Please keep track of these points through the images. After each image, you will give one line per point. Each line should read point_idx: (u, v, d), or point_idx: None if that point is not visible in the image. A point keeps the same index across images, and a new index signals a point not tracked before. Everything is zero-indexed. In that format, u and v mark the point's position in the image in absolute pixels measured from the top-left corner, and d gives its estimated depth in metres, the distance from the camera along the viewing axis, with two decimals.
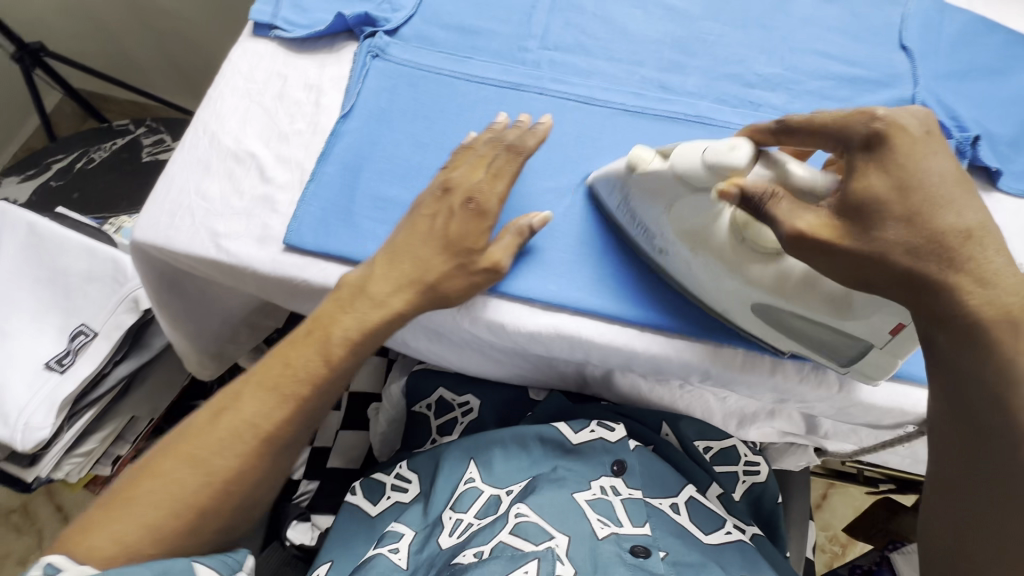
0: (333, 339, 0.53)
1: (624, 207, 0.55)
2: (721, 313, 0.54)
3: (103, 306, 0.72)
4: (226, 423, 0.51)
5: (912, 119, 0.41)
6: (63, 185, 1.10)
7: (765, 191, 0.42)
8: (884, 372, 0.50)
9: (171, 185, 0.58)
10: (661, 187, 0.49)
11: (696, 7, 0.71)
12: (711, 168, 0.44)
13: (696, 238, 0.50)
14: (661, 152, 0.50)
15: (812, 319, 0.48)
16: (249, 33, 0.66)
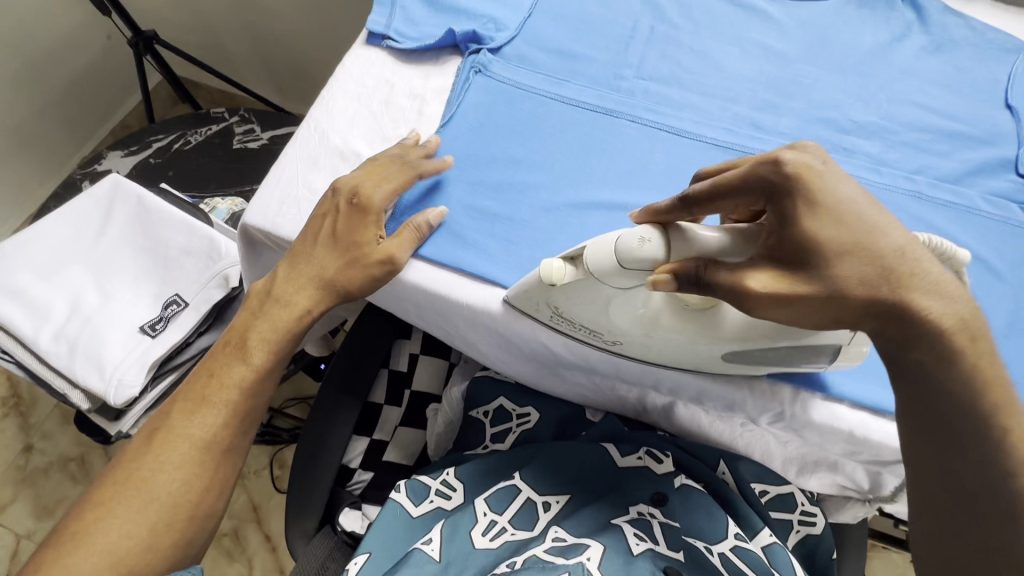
0: (251, 339, 0.57)
1: (557, 318, 0.54)
2: (696, 370, 0.54)
3: (196, 280, 0.78)
4: (165, 440, 0.54)
5: (812, 159, 0.45)
6: (161, 163, 1.18)
7: (697, 268, 0.45)
8: (857, 355, 0.52)
9: (282, 175, 0.62)
10: (590, 296, 0.50)
11: (793, 49, 0.71)
12: (632, 266, 0.46)
13: (648, 325, 0.50)
14: (568, 258, 0.50)
15: (772, 349, 0.49)
16: (363, 40, 0.71)
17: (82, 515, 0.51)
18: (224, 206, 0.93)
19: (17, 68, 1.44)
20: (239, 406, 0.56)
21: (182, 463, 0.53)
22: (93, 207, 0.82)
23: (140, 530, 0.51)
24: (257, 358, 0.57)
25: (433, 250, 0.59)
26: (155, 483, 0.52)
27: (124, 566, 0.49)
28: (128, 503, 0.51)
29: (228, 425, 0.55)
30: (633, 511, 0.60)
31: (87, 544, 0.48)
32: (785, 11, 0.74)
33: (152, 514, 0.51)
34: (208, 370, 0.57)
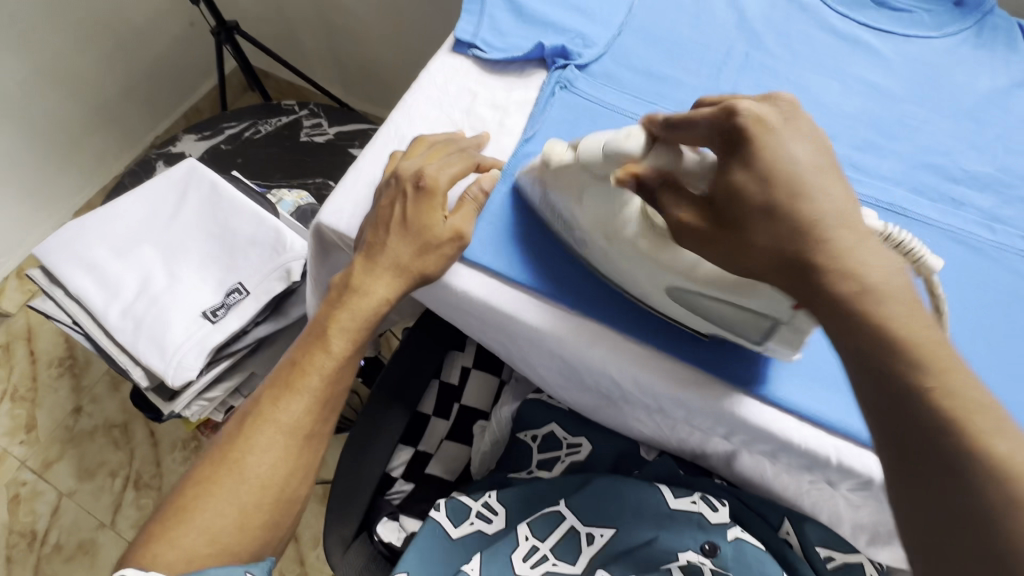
0: (332, 330, 0.56)
1: (546, 201, 0.56)
2: (640, 297, 0.53)
3: (259, 270, 0.78)
4: (254, 424, 0.54)
5: (772, 112, 0.42)
6: (231, 149, 1.22)
7: (656, 183, 0.45)
8: (793, 347, 0.49)
9: (359, 177, 0.61)
10: (572, 180, 0.51)
11: (900, 87, 0.67)
12: (609, 156, 0.47)
13: (609, 229, 0.50)
14: (572, 144, 0.52)
15: (722, 300, 0.48)
16: (449, 47, 0.70)
17: (185, 492, 0.53)
18: (290, 199, 0.94)
19: (106, 48, 1.52)
20: (324, 393, 0.56)
21: (274, 448, 0.54)
22: (168, 190, 0.84)
23: (236, 510, 0.52)
24: (340, 364, 0.56)
25: (507, 267, 0.57)
26: (246, 465, 0.53)
27: (220, 545, 0.51)
28: (225, 488, 0.52)
29: (311, 417, 0.55)
30: (683, 559, 0.57)
31: (190, 525, 0.51)
32: (893, 46, 0.70)
33: (244, 496, 0.52)
34: (292, 360, 0.56)
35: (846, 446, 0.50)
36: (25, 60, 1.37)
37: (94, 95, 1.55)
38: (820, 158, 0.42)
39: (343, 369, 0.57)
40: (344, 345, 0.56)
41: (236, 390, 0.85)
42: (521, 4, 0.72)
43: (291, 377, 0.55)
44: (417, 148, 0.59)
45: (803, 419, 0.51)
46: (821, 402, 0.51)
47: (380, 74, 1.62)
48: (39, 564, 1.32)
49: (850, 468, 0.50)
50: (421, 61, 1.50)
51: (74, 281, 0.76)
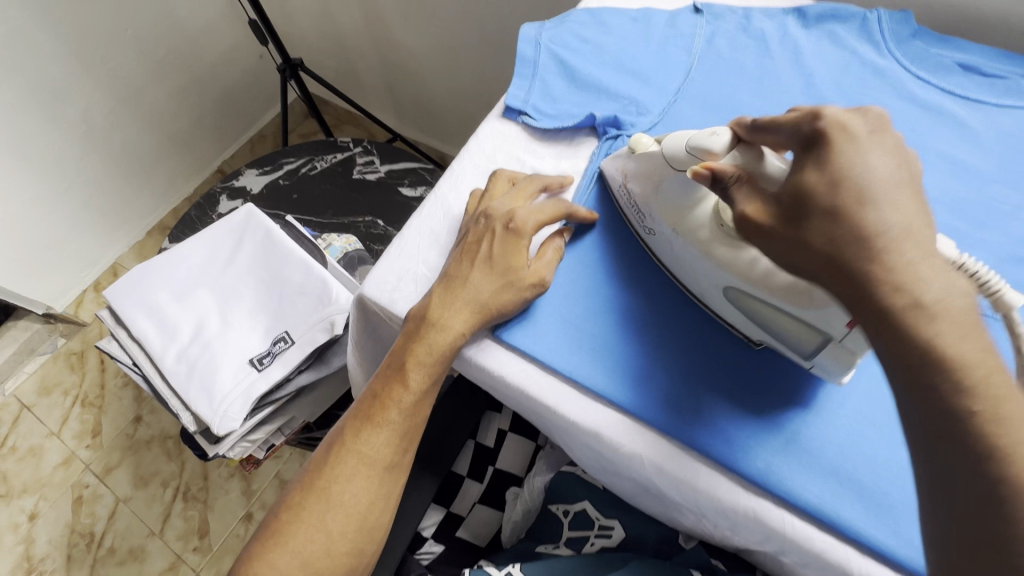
0: (373, 412, 0.55)
1: (625, 194, 0.58)
2: (698, 296, 0.55)
3: (305, 319, 0.80)
4: (339, 454, 0.55)
5: (857, 122, 0.40)
6: (288, 184, 1.27)
7: (733, 175, 0.45)
8: (846, 369, 0.47)
9: (404, 249, 0.61)
10: (652, 168, 0.54)
11: (990, 166, 0.61)
12: (694, 150, 0.49)
13: (678, 216, 0.52)
14: (658, 139, 0.56)
15: (771, 304, 0.47)
16: (499, 112, 0.70)
17: (280, 515, 0.55)
18: (339, 244, 0.97)
19: (185, 82, 1.63)
20: (403, 427, 0.56)
21: (357, 478, 0.54)
22: (227, 236, 0.88)
23: (321, 535, 0.53)
24: (418, 399, 0.56)
25: (548, 354, 0.55)
26: (332, 494, 0.54)
27: (311, 567, 0.53)
28: (313, 520, 0.54)
29: (391, 449, 0.55)
30: None
31: (286, 551, 0.53)
32: (982, 118, 0.64)
33: (332, 524, 0.54)
34: (373, 392, 0.57)
35: None
36: (113, 95, 1.48)
37: (170, 126, 1.66)
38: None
39: (422, 405, 0.56)
40: (420, 380, 0.55)
41: (278, 429, 0.87)
42: (575, 69, 0.71)
43: (372, 409, 0.56)
44: (498, 186, 0.61)
45: (865, 551, 0.46)
46: (890, 533, 0.46)
47: (433, 107, 1.66)
48: (94, 565, 1.41)
49: None
50: (473, 97, 1.53)
51: (137, 323, 0.81)
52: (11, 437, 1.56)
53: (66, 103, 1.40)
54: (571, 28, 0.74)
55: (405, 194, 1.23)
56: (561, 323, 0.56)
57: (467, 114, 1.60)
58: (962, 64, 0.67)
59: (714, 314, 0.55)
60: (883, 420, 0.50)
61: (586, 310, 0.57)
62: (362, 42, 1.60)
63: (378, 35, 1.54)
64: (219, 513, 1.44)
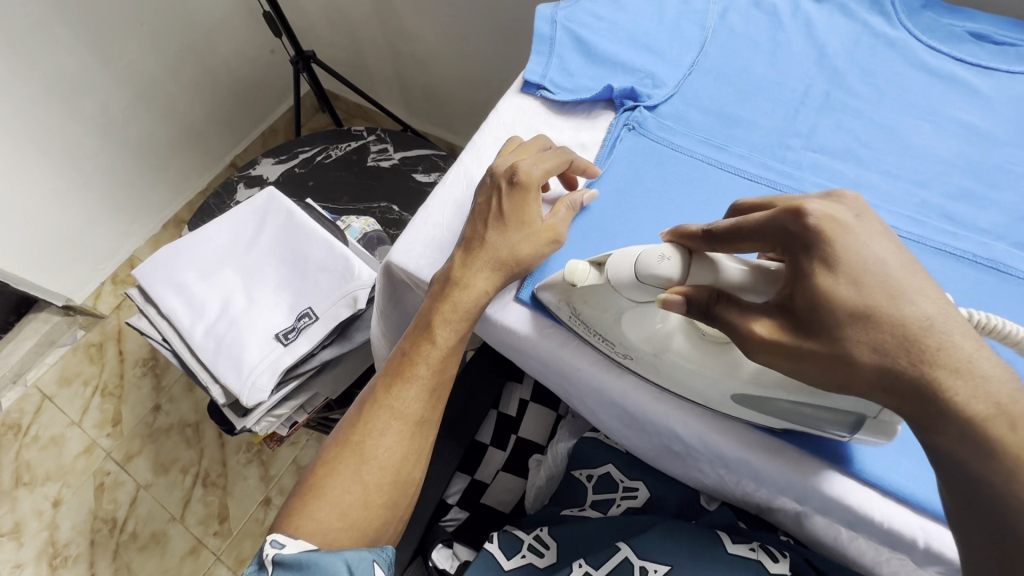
0: (403, 373, 0.57)
1: (576, 318, 0.54)
2: (700, 404, 0.52)
3: (328, 295, 0.83)
4: (371, 410, 0.57)
5: (840, 210, 0.41)
6: (304, 172, 1.29)
7: (708, 295, 0.43)
8: (884, 440, 0.47)
9: (428, 218, 0.63)
10: (603, 301, 0.50)
11: (1003, 129, 0.62)
12: (648, 280, 0.46)
13: (659, 344, 0.50)
14: (595, 262, 0.50)
15: (792, 401, 0.46)
16: (518, 88, 0.72)
17: (316, 472, 0.57)
18: (358, 225, 0.99)
19: (199, 75, 1.66)
20: (432, 382, 0.58)
21: (389, 432, 0.56)
22: (250, 217, 0.90)
23: (358, 487, 0.55)
24: (445, 355, 0.58)
25: None
26: (366, 448, 0.56)
27: (349, 519, 0.55)
28: (348, 472, 0.55)
29: (421, 404, 0.57)
30: None
31: (324, 502, 0.54)
32: (994, 84, 0.65)
33: (367, 477, 0.55)
34: (401, 351, 0.59)
35: (934, 526, 0.46)
36: (130, 89, 1.51)
37: (184, 120, 1.69)
38: (882, 250, 0.41)
39: (449, 360, 0.58)
40: (447, 336, 0.57)
41: (301, 406, 0.90)
42: (591, 44, 0.72)
43: (400, 365, 0.58)
44: (507, 148, 0.63)
45: (886, 494, 0.47)
46: (907, 478, 0.47)
47: (443, 98, 1.68)
48: (117, 550, 1.43)
49: (940, 554, 0.46)
50: (483, 86, 1.54)
51: (166, 301, 0.83)
52: (33, 427, 1.59)
53: (85, 97, 1.43)
54: (586, 6, 0.76)
55: (419, 180, 1.25)
56: None
57: (477, 104, 1.62)
58: (973, 33, 0.68)
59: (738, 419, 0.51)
60: None
61: None
62: (372, 34, 1.62)
63: (389, 26, 1.56)
64: (238, 498, 1.47)
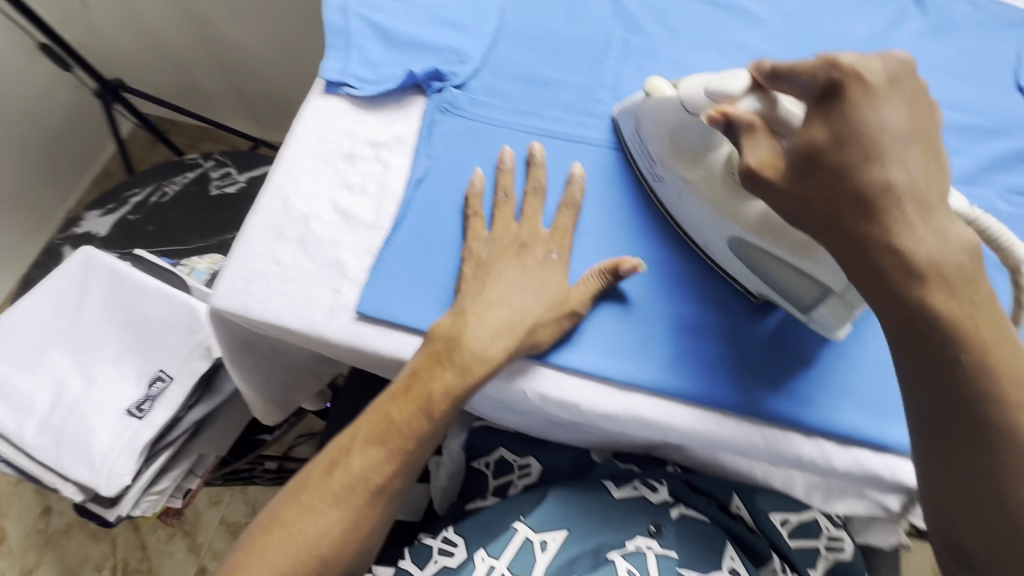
0: (384, 427, 0.50)
1: (636, 134, 0.59)
2: (702, 246, 0.56)
3: (179, 352, 0.75)
4: (340, 473, 0.49)
5: (875, 69, 0.42)
6: (139, 218, 1.15)
7: (748, 121, 0.45)
8: (841, 322, 0.50)
9: (247, 251, 0.58)
10: (670, 116, 0.54)
11: (780, 49, 0.66)
12: (711, 96, 0.49)
13: (689, 161, 0.53)
14: (674, 85, 0.56)
15: (773, 256, 0.49)
16: (320, 89, 0.67)
17: (258, 535, 0.49)
18: (203, 265, 0.91)
19: None
20: (410, 455, 0.50)
21: (347, 504, 0.49)
22: (65, 286, 0.79)
23: (299, 551, 0.48)
24: (432, 426, 0.50)
25: (412, 317, 0.54)
26: (316, 513, 0.49)
27: None
28: (294, 543, 0.48)
29: (392, 478, 0.50)
30: (629, 545, 0.57)
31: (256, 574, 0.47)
32: (768, 6, 0.69)
33: (311, 548, 0.48)
34: (388, 410, 0.50)
35: (772, 430, 0.51)
36: None
37: None
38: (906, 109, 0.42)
39: (438, 430, 0.50)
40: (443, 400, 0.49)
41: (189, 472, 0.83)
42: (389, 29, 0.69)
43: (375, 421, 0.50)
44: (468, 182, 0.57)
45: (728, 413, 0.51)
46: (742, 393, 0.52)
47: (265, 98, 1.51)
48: None
49: (778, 451, 0.51)
50: (303, 78, 1.41)
51: None
52: None
53: None
54: None
55: None
56: (421, 285, 0.55)
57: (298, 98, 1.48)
58: None
59: (718, 268, 0.57)
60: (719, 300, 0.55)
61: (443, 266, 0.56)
62: (169, 38, 1.43)
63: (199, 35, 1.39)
64: None
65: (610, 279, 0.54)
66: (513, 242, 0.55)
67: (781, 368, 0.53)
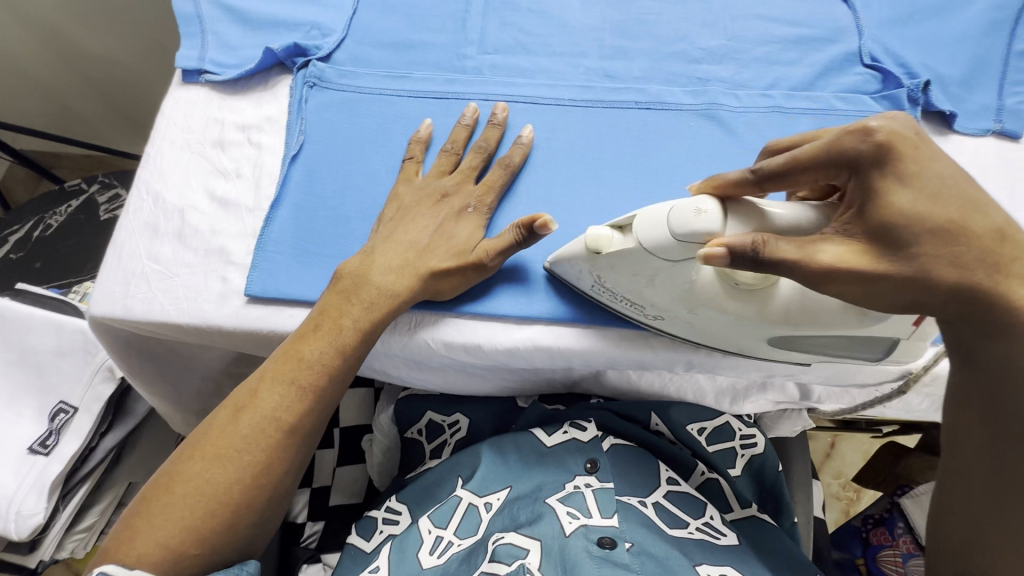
0: (279, 375, 0.50)
1: (599, 287, 0.51)
2: (739, 352, 0.52)
3: (79, 380, 0.71)
4: (244, 415, 0.49)
5: (904, 127, 0.40)
6: (24, 256, 1.07)
7: (753, 244, 0.39)
8: (914, 355, 0.50)
9: (122, 253, 0.56)
10: (635, 267, 0.46)
11: None
12: (685, 239, 0.42)
13: (690, 300, 0.47)
14: (616, 225, 0.47)
15: (834, 333, 0.46)
16: (179, 80, 0.64)
17: (158, 485, 0.48)
18: None
19: None
20: (317, 388, 0.50)
21: (253, 447, 0.49)
22: None
23: (205, 502, 0.47)
24: (342, 357, 0.51)
25: (303, 290, 0.54)
26: (218, 455, 0.48)
27: (184, 543, 0.46)
28: (195, 489, 0.47)
29: (299, 411, 0.50)
30: (568, 487, 0.56)
31: (158, 521, 0.46)
32: None
33: (214, 492, 0.47)
34: (292, 349, 0.51)
35: (664, 336, 0.54)
36: None
37: None
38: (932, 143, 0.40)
39: (347, 365, 0.52)
40: (351, 329, 0.51)
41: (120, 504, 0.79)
42: (244, 11, 0.67)
43: (277, 362, 0.51)
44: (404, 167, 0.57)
45: (622, 327, 0.54)
46: None
47: (102, 93, 1.31)
48: None
49: (671, 353, 0.54)
50: (149, 52, 1.24)
51: None
52: None
53: None
54: None
55: None
56: (310, 258, 0.55)
57: (145, 77, 1.29)
58: None
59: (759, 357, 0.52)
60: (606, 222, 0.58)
61: (329, 237, 0.56)
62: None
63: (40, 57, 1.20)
64: None
65: (527, 234, 0.51)
66: (416, 199, 0.56)
67: None
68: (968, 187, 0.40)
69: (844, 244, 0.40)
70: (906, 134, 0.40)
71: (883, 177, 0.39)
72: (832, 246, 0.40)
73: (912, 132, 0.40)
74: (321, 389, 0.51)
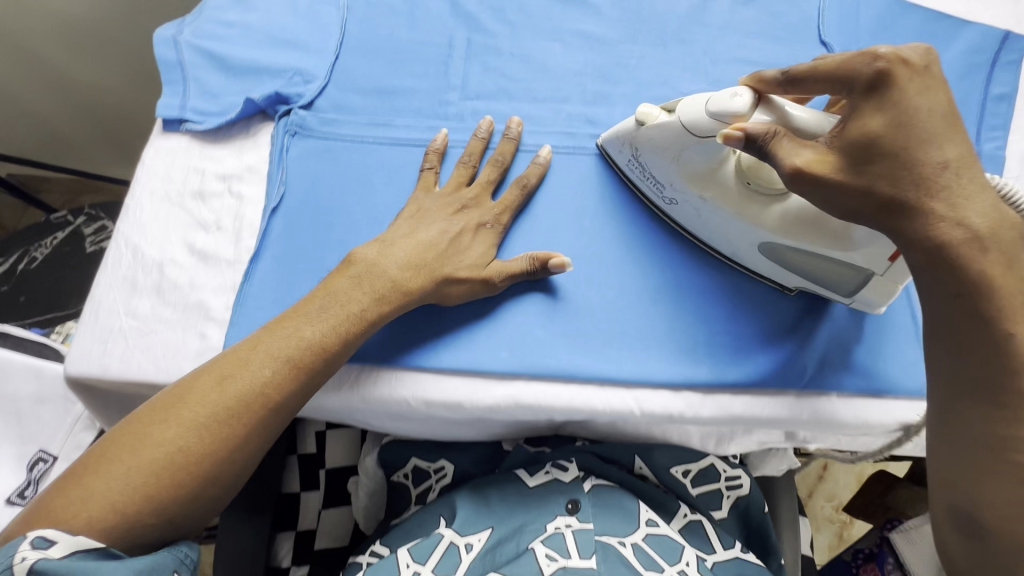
0: (269, 353, 0.49)
1: (636, 162, 0.57)
2: (730, 256, 0.56)
3: (60, 428, 0.71)
4: (224, 383, 0.47)
5: (911, 53, 0.41)
6: (9, 289, 1.06)
7: (769, 132, 0.43)
8: (886, 300, 0.51)
9: (99, 310, 0.55)
10: (669, 139, 0.52)
11: (614, 31, 0.69)
12: (717, 118, 0.47)
13: (701, 181, 0.52)
14: (666, 106, 0.53)
15: (811, 252, 0.49)
16: (160, 129, 0.64)
17: (118, 439, 0.46)
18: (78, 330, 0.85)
19: None
20: (308, 367, 0.49)
21: (226, 421, 0.47)
22: None
23: (165, 465, 0.45)
24: (339, 341, 0.50)
25: None
26: (188, 420, 0.46)
27: (135, 509, 0.43)
28: (158, 454, 0.45)
29: (286, 390, 0.48)
30: (549, 527, 0.56)
31: (111, 479, 0.43)
32: None
33: (177, 456, 0.45)
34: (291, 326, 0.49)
35: (644, 392, 0.54)
36: None
37: None
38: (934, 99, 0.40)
39: (343, 349, 0.50)
40: (349, 326, 0.50)
41: None
42: (226, 58, 0.67)
43: (273, 332, 0.49)
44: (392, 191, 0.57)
45: (604, 383, 0.54)
46: (615, 361, 0.54)
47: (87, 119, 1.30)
48: None
49: (653, 411, 0.53)
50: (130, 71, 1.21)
51: None
52: None
53: None
54: (211, 16, 0.70)
55: None
56: None
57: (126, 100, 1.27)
58: None
59: (749, 271, 0.57)
60: (588, 272, 0.58)
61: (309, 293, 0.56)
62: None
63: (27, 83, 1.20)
64: None
65: (541, 268, 0.54)
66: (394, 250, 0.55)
67: (649, 334, 0.55)
68: (942, 126, 0.40)
69: (821, 152, 0.42)
70: (913, 61, 0.40)
71: (870, 101, 0.41)
72: (810, 151, 0.42)
73: (922, 63, 0.41)
74: (307, 379, 0.50)
